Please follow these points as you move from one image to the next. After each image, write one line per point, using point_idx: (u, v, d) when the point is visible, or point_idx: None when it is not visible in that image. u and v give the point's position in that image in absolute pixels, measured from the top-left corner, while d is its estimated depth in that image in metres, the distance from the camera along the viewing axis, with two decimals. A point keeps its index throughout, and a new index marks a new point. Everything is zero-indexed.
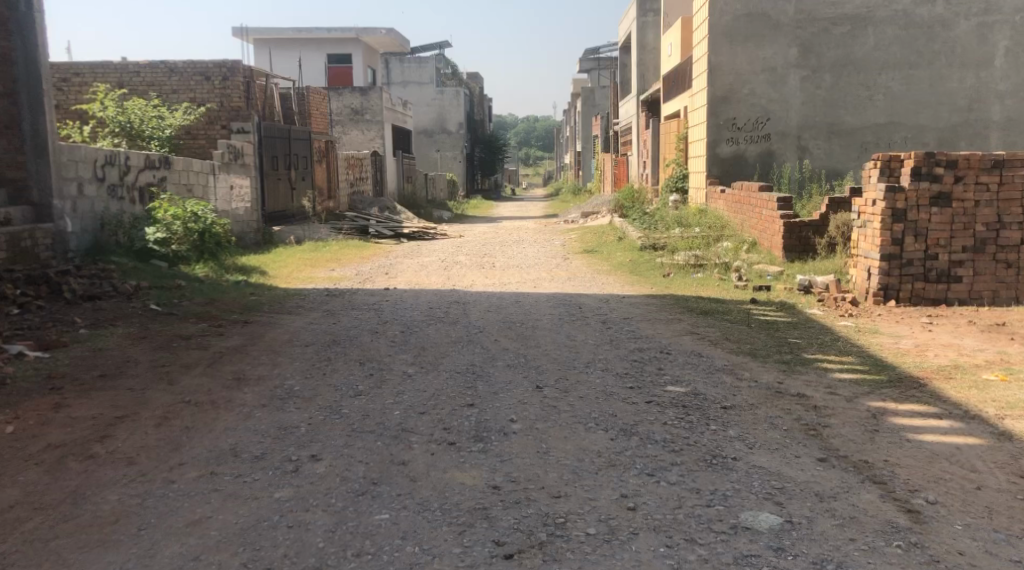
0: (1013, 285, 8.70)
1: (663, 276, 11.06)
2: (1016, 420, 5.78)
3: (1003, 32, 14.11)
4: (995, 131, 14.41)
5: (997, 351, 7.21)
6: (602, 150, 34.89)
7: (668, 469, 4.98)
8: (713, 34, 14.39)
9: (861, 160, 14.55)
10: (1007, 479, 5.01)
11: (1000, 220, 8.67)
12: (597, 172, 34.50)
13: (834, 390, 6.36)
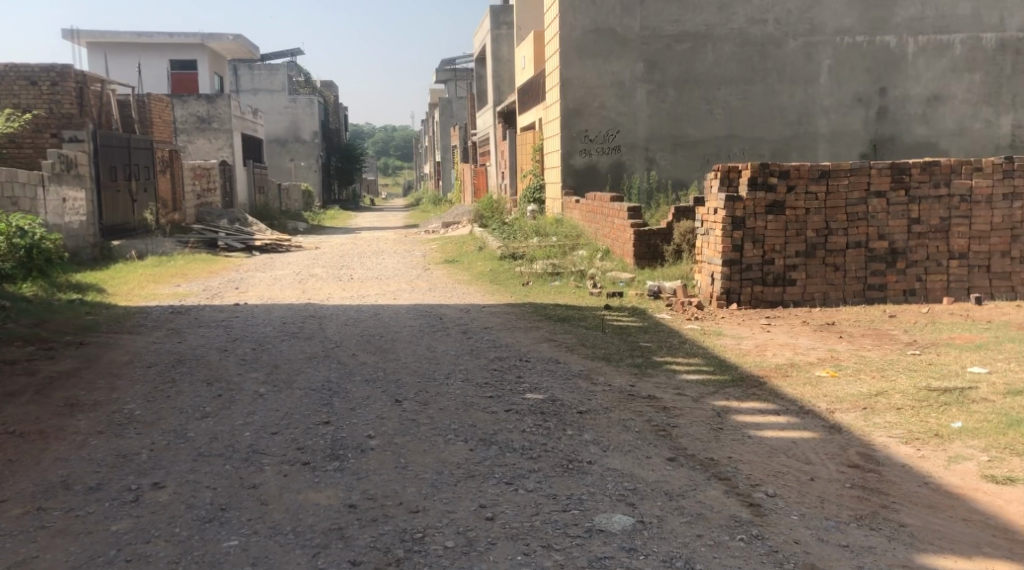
0: (841, 287, 9.26)
1: (521, 284, 11.25)
2: (842, 413, 6.20)
3: (826, 51, 15.02)
4: (822, 143, 15.30)
5: (829, 349, 7.67)
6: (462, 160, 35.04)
7: (526, 476, 5.10)
8: (564, 49, 14.78)
9: (704, 170, 15.21)
10: (837, 469, 5.37)
11: (829, 227, 9.21)
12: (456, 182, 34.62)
13: (682, 391, 6.64)
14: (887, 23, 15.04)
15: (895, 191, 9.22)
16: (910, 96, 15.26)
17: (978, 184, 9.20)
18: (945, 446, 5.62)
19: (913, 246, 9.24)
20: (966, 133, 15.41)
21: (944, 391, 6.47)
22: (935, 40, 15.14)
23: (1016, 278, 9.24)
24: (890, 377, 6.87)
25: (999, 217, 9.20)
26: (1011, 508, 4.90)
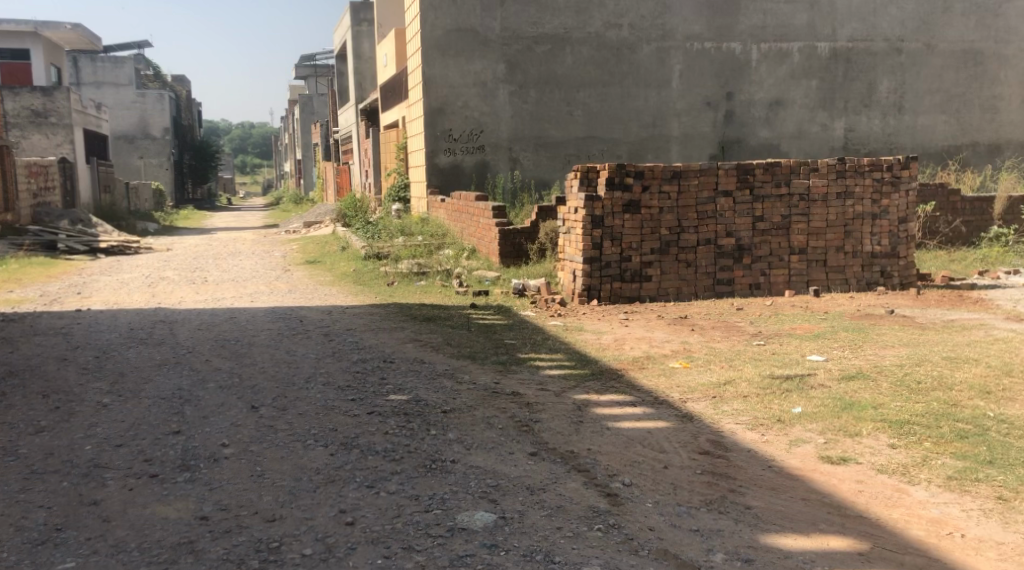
0: (693, 282, 9.61)
1: (386, 284, 11.16)
2: (694, 403, 6.43)
3: (677, 56, 15.58)
4: (674, 144, 15.85)
5: (682, 341, 7.95)
6: (323, 157, 34.54)
7: (388, 478, 5.07)
8: (425, 47, 14.66)
9: (564, 170, 15.49)
10: (689, 456, 5.55)
11: (682, 225, 9.54)
12: (317, 179, 34.09)
13: (544, 387, 6.73)
14: (732, 30, 15.76)
15: (741, 190, 9.63)
16: (754, 101, 16.10)
17: (814, 183, 9.72)
18: (786, 431, 5.90)
19: (757, 243, 9.68)
20: (804, 137, 16.40)
21: (785, 378, 6.80)
22: (776, 48, 16.01)
23: (849, 271, 9.85)
24: (737, 366, 7.18)
25: (833, 215, 9.77)
26: (845, 486, 5.18)
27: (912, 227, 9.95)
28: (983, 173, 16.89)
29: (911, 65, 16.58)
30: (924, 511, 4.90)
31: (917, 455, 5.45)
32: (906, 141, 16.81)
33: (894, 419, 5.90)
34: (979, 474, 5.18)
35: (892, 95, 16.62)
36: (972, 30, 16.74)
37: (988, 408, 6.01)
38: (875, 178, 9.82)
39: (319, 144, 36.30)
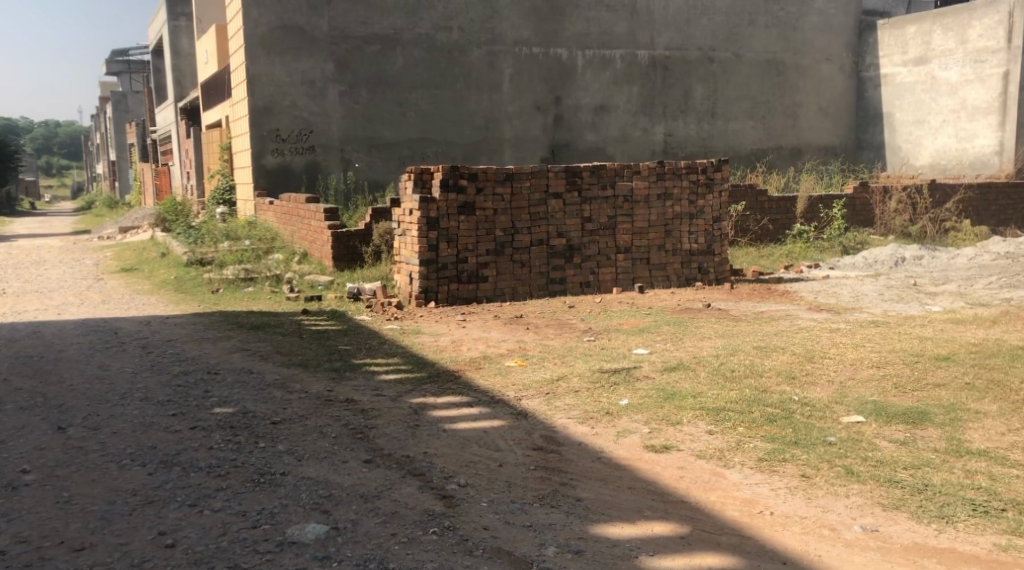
0: (527, 282, 9.82)
1: (212, 292, 10.85)
2: (527, 400, 6.54)
3: (507, 60, 15.92)
4: (506, 147, 16.14)
5: (517, 340, 8.08)
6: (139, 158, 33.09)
7: (213, 495, 4.96)
8: (248, 45, 14.13)
9: (398, 172, 15.46)
10: (522, 453, 5.62)
11: (515, 226, 9.72)
12: (134, 182, 32.62)
13: (380, 392, 6.71)
14: (558, 36, 16.25)
15: (570, 192, 9.93)
16: (581, 105, 16.68)
17: (637, 185, 10.16)
18: (614, 423, 6.11)
19: (586, 243, 10.02)
20: (627, 140, 17.16)
21: (613, 372, 7.09)
22: (599, 54, 16.65)
23: (670, 268, 10.35)
24: (569, 362, 7.38)
25: (654, 215, 10.24)
26: (668, 472, 5.41)
27: (725, 226, 10.55)
28: (788, 174, 18.14)
29: (722, 74, 17.69)
30: (737, 492, 5.18)
31: (731, 440, 5.80)
32: (718, 145, 17.86)
33: (711, 407, 6.26)
34: (785, 455, 5.55)
35: (705, 102, 17.65)
36: (774, 42, 18.00)
37: (792, 392, 6.48)
38: (691, 180, 10.37)
39: (134, 144, 34.75)
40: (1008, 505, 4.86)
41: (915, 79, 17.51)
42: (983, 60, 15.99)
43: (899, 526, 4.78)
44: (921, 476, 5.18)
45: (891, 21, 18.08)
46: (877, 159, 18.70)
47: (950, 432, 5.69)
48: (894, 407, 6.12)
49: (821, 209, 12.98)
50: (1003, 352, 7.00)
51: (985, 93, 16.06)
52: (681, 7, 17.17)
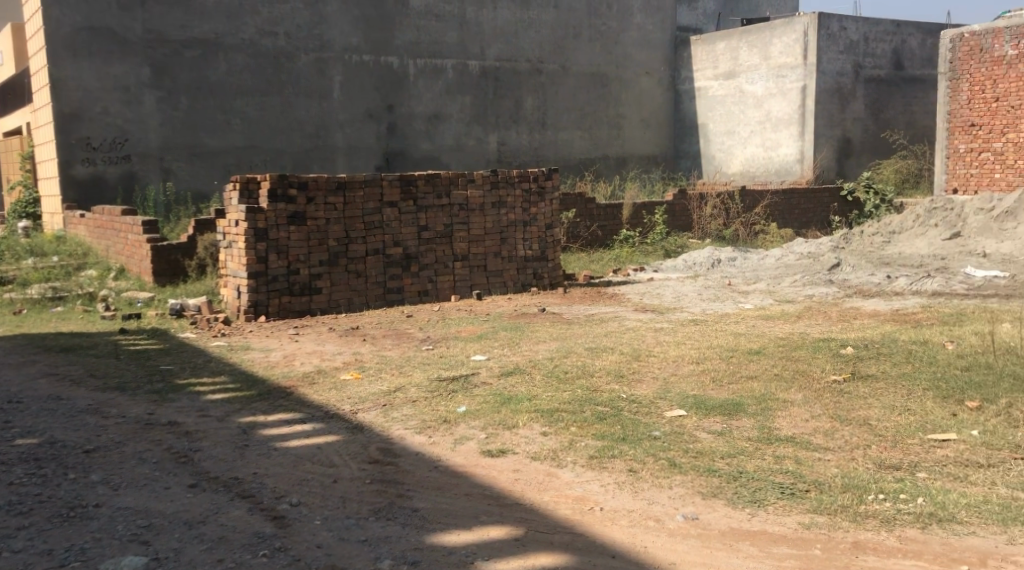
0: (363, 292, 9.72)
1: (16, 312, 10.24)
2: (364, 412, 6.52)
3: (336, 68, 15.85)
4: (339, 155, 16.06)
5: (353, 352, 8.05)
6: None
7: (16, 534, 4.70)
8: (51, 46, 13.17)
9: (223, 182, 15.01)
10: (358, 467, 5.60)
11: (348, 236, 9.62)
12: None
13: (206, 412, 6.56)
14: (387, 44, 16.34)
15: (404, 200, 9.96)
16: (414, 114, 16.81)
17: (471, 194, 10.35)
18: (451, 430, 6.15)
19: (423, 251, 10.07)
20: (462, 149, 17.42)
21: (451, 379, 7.14)
22: (430, 63, 16.87)
23: (506, 275, 10.60)
24: (406, 372, 7.39)
25: (490, 223, 10.47)
26: (503, 476, 5.50)
27: (557, 233, 10.94)
28: (614, 181, 18.96)
29: (550, 85, 18.28)
30: (570, 490, 5.32)
31: (564, 440, 5.97)
32: (550, 154, 18.43)
33: (544, 408, 6.45)
34: (614, 451, 5.77)
35: (536, 112, 18.18)
36: (598, 55, 18.82)
37: (621, 391, 6.78)
38: (524, 189, 10.68)
39: None
40: (810, 486, 5.13)
41: (725, 92, 18.52)
42: (784, 75, 16.99)
43: (716, 513, 4.96)
44: (736, 464, 5.50)
45: (703, 37, 19.06)
46: (694, 168, 19.71)
47: (761, 420, 6.10)
48: (712, 400, 6.50)
49: (645, 215, 13.55)
50: (808, 344, 7.57)
51: (787, 106, 17.04)
52: (509, 19, 17.64)
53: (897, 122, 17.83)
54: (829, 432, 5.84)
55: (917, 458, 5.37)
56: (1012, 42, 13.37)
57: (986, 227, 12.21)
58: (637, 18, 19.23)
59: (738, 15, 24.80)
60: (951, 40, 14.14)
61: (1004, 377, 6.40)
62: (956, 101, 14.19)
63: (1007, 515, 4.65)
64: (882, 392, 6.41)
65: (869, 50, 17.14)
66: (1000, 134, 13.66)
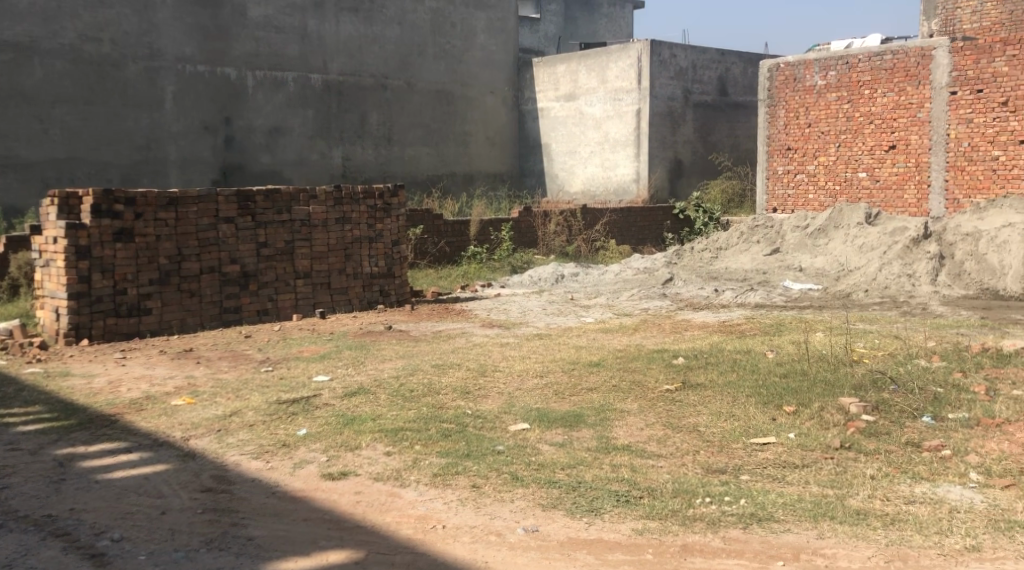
0: (198, 312, 9.39)
1: None
2: (196, 439, 6.31)
3: (167, 77, 15.35)
4: (171, 169, 15.54)
5: (185, 376, 7.76)
6: None
7: None
8: None
9: (41, 195, 14.20)
10: (189, 497, 5.41)
11: (181, 253, 9.29)
12: None
13: (17, 446, 6.19)
14: (223, 55, 15.95)
15: (242, 217, 9.74)
16: (253, 128, 16.46)
17: (314, 210, 10.23)
18: (290, 455, 6.03)
19: (262, 269, 9.85)
20: (304, 164, 17.16)
21: (291, 402, 6.98)
22: (270, 76, 16.59)
23: (351, 292, 10.49)
24: (244, 395, 7.19)
25: (333, 239, 10.36)
26: (344, 499, 5.42)
27: (403, 249, 10.94)
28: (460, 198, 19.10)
29: (395, 100, 18.27)
30: (413, 510, 5.30)
31: (407, 459, 5.95)
32: (396, 170, 18.40)
33: (388, 428, 6.40)
34: (458, 468, 5.80)
35: (380, 127, 18.12)
36: (442, 72, 18.99)
37: (466, 407, 6.83)
38: (369, 206, 10.67)
39: None
40: (644, 492, 5.32)
41: (566, 112, 18.97)
42: (620, 98, 17.59)
43: (555, 524, 5.06)
44: (576, 475, 5.63)
45: (544, 58, 19.51)
46: (538, 186, 20.05)
47: (600, 431, 6.28)
48: (554, 413, 6.64)
49: (491, 232, 13.70)
50: (642, 356, 7.85)
51: (624, 127, 17.61)
52: (351, 34, 17.56)
53: (723, 144, 18.80)
54: (663, 439, 6.07)
55: (740, 461, 5.65)
56: (821, 73, 14.35)
57: (802, 243, 13.01)
58: (479, 38, 19.54)
59: (577, 39, 25.55)
60: (769, 69, 15.00)
61: (817, 382, 6.83)
62: (774, 126, 15.03)
63: (817, 511, 4.95)
64: (710, 399, 6.71)
65: (697, 76, 18.01)
66: (812, 157, 14.56)
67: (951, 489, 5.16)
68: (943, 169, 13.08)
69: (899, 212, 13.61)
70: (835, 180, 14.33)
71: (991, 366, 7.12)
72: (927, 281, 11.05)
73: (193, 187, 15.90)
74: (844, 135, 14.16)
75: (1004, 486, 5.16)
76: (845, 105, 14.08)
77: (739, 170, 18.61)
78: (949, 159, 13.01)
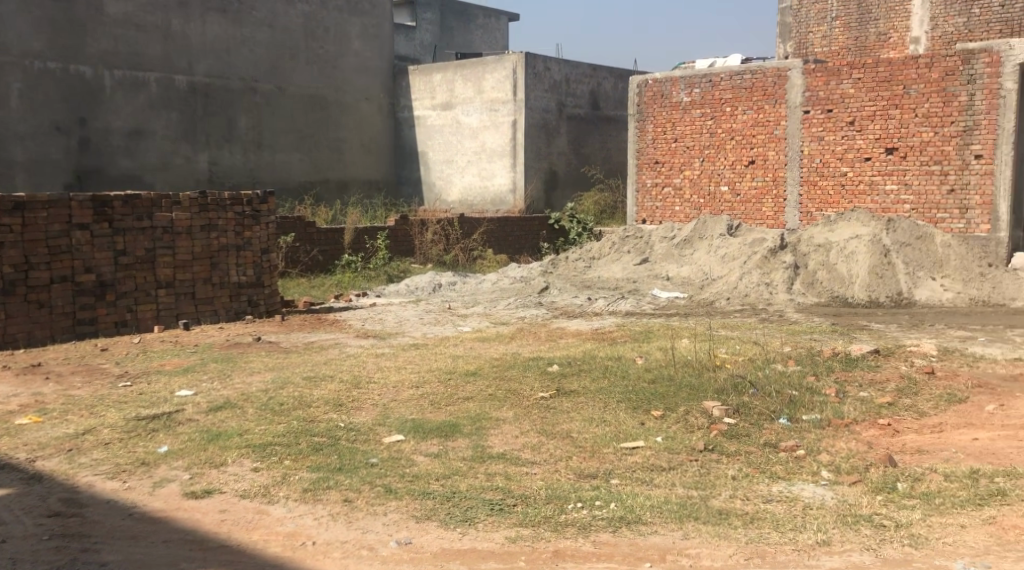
0: (46, 324, 8.92)
1: None
2: (44, 461, 5.96)
3: (13, 74, 14.61)
4: (18, 171, 14.77)
5: (32, 394, 7.32)
6: None
7: None
8: None
9: None
10: (34, 523, 5.10)
11: (28, 262, 8.82)
12: None
13: None
14: (77, 52, 15.28)
15: (98, 222, 9.32)
16: (111, 129, 15.81)
17: (177, 216, 9.87)
18: (149, 473, 5.76)
19: (120, 278, 9.43)
20: (167, 168, 16.57)
21: (151, 418, 6.69)
22: (130, 76, 15.97)
23: (217, 302, 10.14)
24: (98, 413, 6.84)
25: (198, 247, 9.99)
26: (207, 518, 5.21)
27: (274, 258, 10.64)
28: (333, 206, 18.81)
29: (265, 105, 17.87)
30: (281, 527, 5.13)
31: (276, 474, 5.76)
32: (266, 176, 17.98)
33: (257, 443, 6.20)
34: (329, 482, 5.64)
35: (249, 132, 17.69)
36: (315, 78, 18.70)
37: (338, 419, 6.68)
38: (237, 212, 10.32)
39: None
40: (518, 500, 5.29)
41: (442, 122, 18.93)
42: (496, 109, 17.67)
43: (429, 535, 4.98)
44: (450, 485, 5.56)
45: (420, 67, 19.45)
46: (414, 195, 19.92)
47: (475, 440, 6.24)
48: (429, 423, 6.57)
49: (367, 240, 13.52)
50: (518, 364, 7.87)
51: (500, 137, 17.69)
52: (219, 35, 17.07)
53: (595, 157, 19.18)
54: (537, 446, 6.08)
55: (611, 465, 5.70)
56: (686, 90, 14.75)
57: (670, 252, 13.31)
58: (353, 45, 19.34)
59: (453, 49, 25.61)
60: (638, 85, 15.31)
61: (683, 387, 6.98)
62: (642, 141, 15.34)
63: (683, 513, 5.03)
64: (583, 405, 6.76)
65: (570, 90, 18.33)
66: (679, 170, 14.94)
67: (805, 487, 5.33)
68: (797, 184, 13.65)
69: (758, 224, 14.11)
70: (700, 193, 14.75)
71: (841, 369, 7.44)
72: (783, 290, 11.54)
73: (43, 191, 15.15)
74: (708, 150, 14.59)
75: (852, 483, 5.37)
76: (709, 121, 14.52)
77: (611, 182, 18.99)
78: (802, 175, 13.59)
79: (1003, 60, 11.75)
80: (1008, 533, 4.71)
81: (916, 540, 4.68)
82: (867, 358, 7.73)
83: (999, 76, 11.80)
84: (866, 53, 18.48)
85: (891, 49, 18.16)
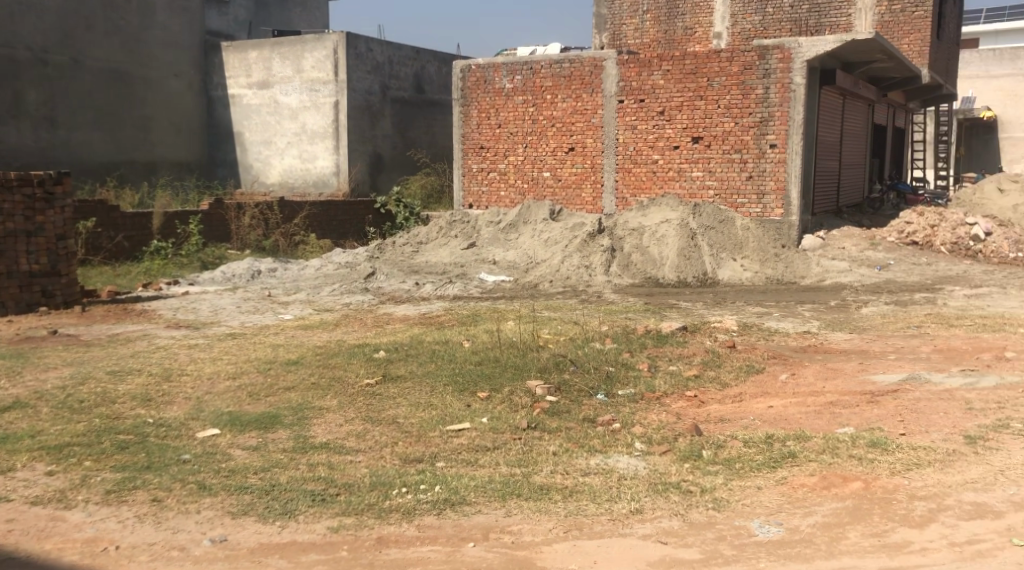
0: None
1: None
2: None
3: None
4: None
5: None
6: None
7: None
8: None
9: None
10: None
11: None
12: None
13: None
14: None
15: None
16: None
17: None
18: None
19: None
20: None
21: None
22: None
23: (6, 293, 9.38)
24: None
25: None
26: None
27: (71, 244, 9.90)
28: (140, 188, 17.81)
29: (59, 78, 16.63)
30: (78, 533, 4.72)
31: (75, 477, 5.31)
32: (60, 155, 16.77)
33: (52, 445, 5.70)
34: (135, 482, 5.25)
35: (41, 107, 16.41)
36: (115, 52, 17.59)
37: (147, 415, 6.26)
38: (26, 194, 9.52)
39: None
40: (340, 489, 5.10)
41: (259, 103, 18.23)
42: (316, 90, 17.19)
43: (244, 531, 4.71)
44: (269, 477, 5.30)
45: (233, 45, 18.66)
46: (230, 177, 19.14)
47: (297, 430, 5.99)
48: (248, 415, 6.25)
49: (178, 226, 12.84)
50: (342, 351, 7.62)
51: (321, 120, 17.21)
52: None
53: (419, 142, 19.02)
54: (361, 434, 5.89)
55: (436, 449, 5.59)
56: (508, 76, 14.77)
57: (495, 237, 13.35)
58: (157, 18, 18.34)
59: (271, 26, 24.82)
60: (461, 70, 15.17)
61: (507, 367, 6.96)
62: (467, 126, 15.25)
63: (505, 491, 4.98)
64: (409, 391, 6.62)
65: (393, 72, 18.08)
66: (503, 156, 14.98)
67: (620, 459, 5.40)
68: (614, 170, 13.95)
69: (578, 209, 14.35)
70: (523, 179, 14.86)
71: (653, 346, 7.63)
72: (601, 272, 11.80)
73: None
74: (530, 136, 14.71)
75: (663, 452, 5.48)
76: (531, 108, 14.63)
77: (436, 167, 18.89)
78: (618, 161, 13.89)
79: (793, 57, 12.40)
80: (798, 492, 4.91)
81: (719, 504, 4.81)
82: (675, 335, 7.95)
83: (788, 70, 12.46)
84: (675, 46, 19.18)
85: (696, 43, 18.93)
